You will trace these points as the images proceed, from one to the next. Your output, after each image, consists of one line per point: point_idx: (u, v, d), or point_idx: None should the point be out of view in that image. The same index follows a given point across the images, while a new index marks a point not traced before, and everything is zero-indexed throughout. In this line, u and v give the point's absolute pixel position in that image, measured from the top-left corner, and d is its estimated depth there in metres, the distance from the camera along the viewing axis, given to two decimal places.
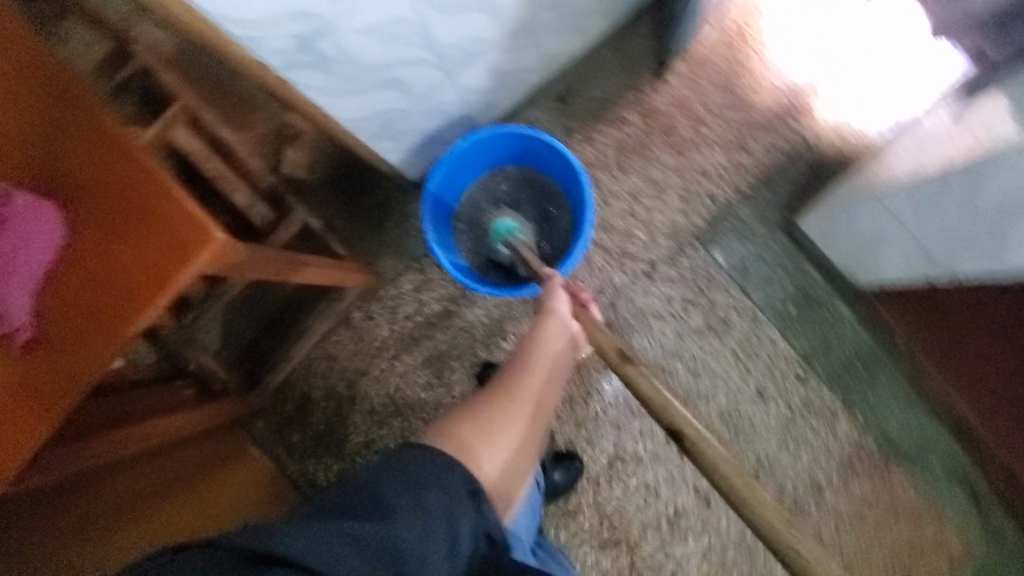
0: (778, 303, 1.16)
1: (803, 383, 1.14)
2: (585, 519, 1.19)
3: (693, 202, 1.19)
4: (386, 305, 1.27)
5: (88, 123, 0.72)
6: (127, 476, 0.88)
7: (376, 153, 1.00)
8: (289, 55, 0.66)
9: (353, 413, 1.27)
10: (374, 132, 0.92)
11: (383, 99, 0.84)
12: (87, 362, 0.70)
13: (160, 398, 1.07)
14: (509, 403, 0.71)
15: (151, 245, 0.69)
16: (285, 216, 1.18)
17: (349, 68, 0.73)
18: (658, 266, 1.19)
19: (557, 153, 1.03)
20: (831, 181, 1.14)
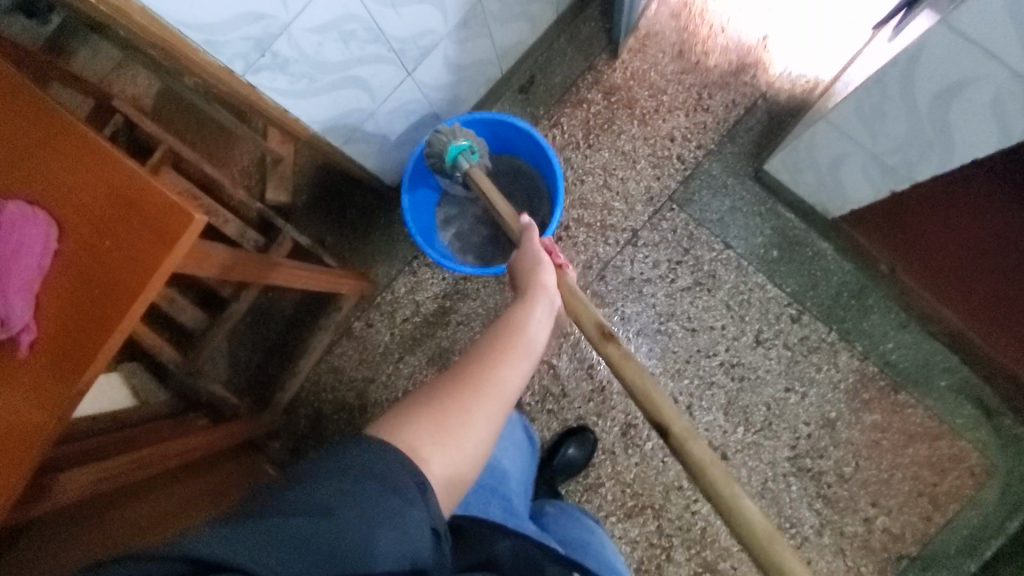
0: (762, 250, 1.19)
1: (799, 324, 1.16)
2: (607, 489, 1.20)
3: (665, 166, 1.22)
4: (384, 311, 1.30)
5: (42, 120, 0.66)
6: (147, 498, 0.90)
7: (350, 158, 1.04)
8: (251, 59, 0.71)
9: (365, 421, 1.28)
10: (345, 135, 0.96)
11: (346, 99, 0.88)
12: (62, 383, 0.62)
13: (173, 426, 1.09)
14: (472, 390, 0.60)
15: (126, 241, 0.63)
16: (275, 238, 1.22)
17: (310, 68, 0.78)
18: (640, 232, 1.22)
19: (522, 133, 1.07)
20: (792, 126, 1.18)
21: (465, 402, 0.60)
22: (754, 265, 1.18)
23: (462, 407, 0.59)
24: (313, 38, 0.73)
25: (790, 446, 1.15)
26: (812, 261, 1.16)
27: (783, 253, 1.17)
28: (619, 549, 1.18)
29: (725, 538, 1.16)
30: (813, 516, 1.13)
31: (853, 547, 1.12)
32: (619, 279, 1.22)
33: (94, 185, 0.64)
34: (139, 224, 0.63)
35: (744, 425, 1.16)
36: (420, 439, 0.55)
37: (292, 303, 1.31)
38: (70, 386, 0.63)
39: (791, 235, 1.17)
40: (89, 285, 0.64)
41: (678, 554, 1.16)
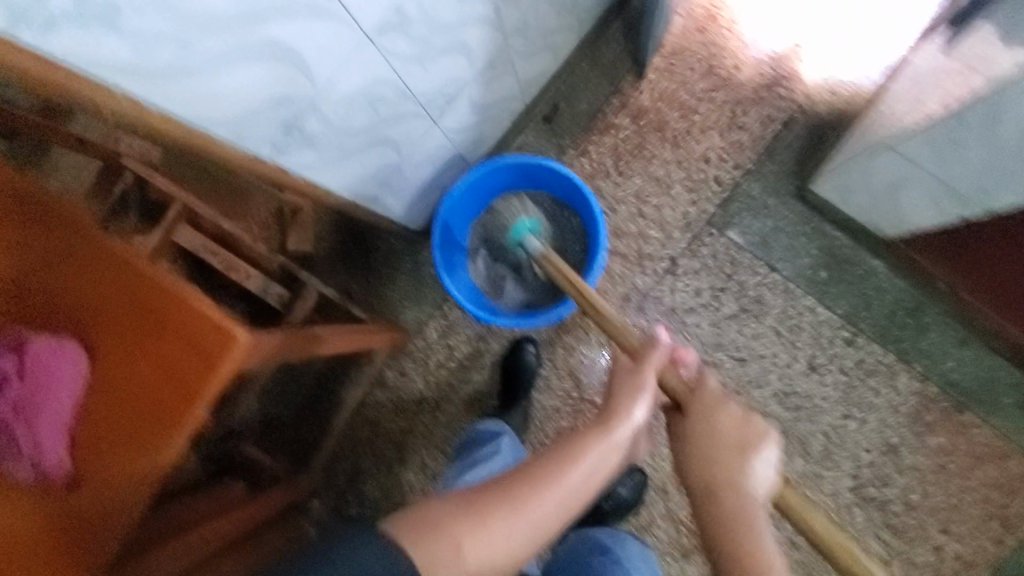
0: (810, 271, 1.13)
1: (853, 347, 1.11)
2: (662, 529, 1.15)
3: (700, 190, 1.18)
4: (416, 357, 1.25)
5: (79, 236, 0.64)
6: None
7: (377, 212, 0.99)
8: (276, 139, 0.66)
9: (405, 472, 1.24)
10: (373, 193, 0.91)
11: (373, 163, 0.83)
12: (113, 512, 0.59)
13: (216, 496, 1.06)
14: (520, 492, 0.61)
15: (169, 357, 0.59)
16: (301, 291, 1.18)
17: (337, 140, 0.73)
18: (678, 260, 1.17)
19: (555, 172, 1.03)
20: (834, 140, 1.13)
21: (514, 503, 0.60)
22: (803, 288, 1.13)
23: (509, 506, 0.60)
24: (339, 112, 0.68)
25: (851, 475, 1.10)
26: (864, 280, 1.11)
27: (832, 273, 1.12)
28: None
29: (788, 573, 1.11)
30: (880, 546, 1.09)
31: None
32: (661, 310, 1.17)
33: (132, 301, 0.61)
34: (179, 339, 0.59)
35: (802, 455, 1.11)
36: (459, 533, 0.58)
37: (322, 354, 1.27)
38: (122, 514, 0.59)
39: (840, 254, 1.12)
40: (133, 406, 0.60)
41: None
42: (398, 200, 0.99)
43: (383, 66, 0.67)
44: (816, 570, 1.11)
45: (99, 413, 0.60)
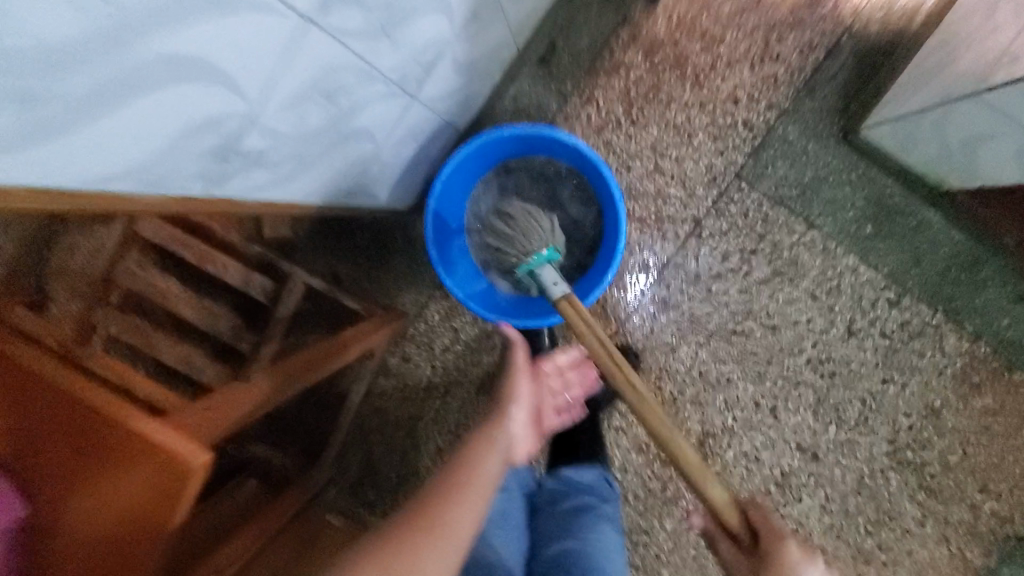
0: (852, 225, 1.02)
1: (897, 307, 1.02)
2: (688, 501, 1.11)
3: (727, 137, 1.02)
4: (420, 342, 1.17)
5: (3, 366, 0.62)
6: None
7: (363, 203, 0.87)
8: (211, 164, 0.55)
9: (420, 459, 1.18)
10: (353, 187, 0.79)
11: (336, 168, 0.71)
12: None
13: (230, 504, 1.02)
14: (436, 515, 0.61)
15: (121, 486, 0.59)
16: (287, 282, 1.07)
17: (289, 152, 0.60)
18: (702, 221, 1.04)
19: (562, 146, 0.93)
20: (885, 69, 0.97)
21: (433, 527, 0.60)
22: (843, 244, 1.02)
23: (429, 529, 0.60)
24: (291, 121, 0.56)
25: (888, 440, 1.05)
26: (916, 232, 1.01)
27: (879, 227, 1.01)
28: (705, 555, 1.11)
29: (818, 537, 1.08)
30: (914, 507, 1.05)
31: (958, 534, 1.04)
32: (685, 278, 1.06)
33: (66, 424, 0.60)
34: (130, 469, 0.58)
35: (837, 422, 1.05)
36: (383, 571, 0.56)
37: None
38: None
39: (889, 204, 1.01)
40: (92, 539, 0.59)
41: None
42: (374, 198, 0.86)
43: (336, 55, 0.52)
44: (847, 532, 1.07)
45: (59, 535, 0.60)
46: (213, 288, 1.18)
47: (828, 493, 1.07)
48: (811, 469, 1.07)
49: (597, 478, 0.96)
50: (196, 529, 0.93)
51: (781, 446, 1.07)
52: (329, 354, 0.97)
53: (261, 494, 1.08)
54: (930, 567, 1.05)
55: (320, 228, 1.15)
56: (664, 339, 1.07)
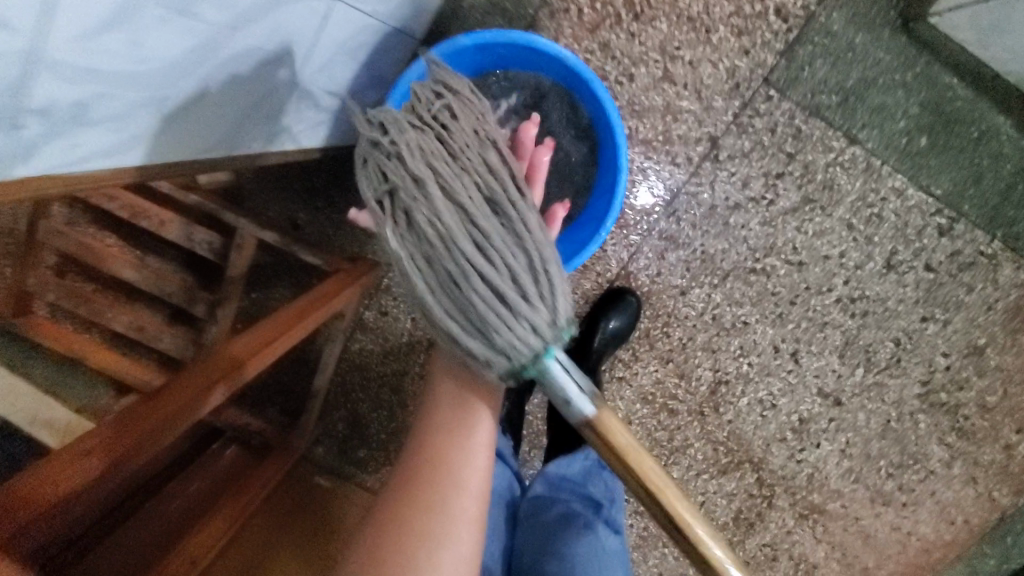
0: (902, 138, 0.84)
1: (948, 235, 0.86)
2: (698, 449, 0.98)
3: (755, 31, 0.83)
4: (398, 293, 1.04)
5: None
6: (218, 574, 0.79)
7: (296, 139, 0.76)
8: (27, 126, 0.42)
9: (409, 416, 1.09)
10: (267, 117, 0.67)
11: (196, 115, 0.57)
12: None
13: (201, 477, 0.94)
14: (446, 471, 0.46)
15: None
16: (238, 231, 0.93)
17: (116, 97, 0.47)
18: (721, 140, 0.86)
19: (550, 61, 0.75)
20: None
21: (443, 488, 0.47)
22: (890, 163, 0.85)
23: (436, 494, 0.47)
24: (117, 45, 0.43)
25: (921, 382, 0.94)
26: (978, 145, 0.83)
27: (934, 140, 0.83)
28: (713, 503, 1.00)
29: (836, 481, 0.98)
30: (942, 450, 0.96)
31: (987, 474, 0.96)
32: (699, 210, 0.89)
33: None
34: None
35: (865, 365, 0.94)
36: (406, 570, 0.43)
37: (284, 299, 1.06)
38: None
39: (949, 110, 0.82)
40: None
41: (781, 502, 0.98)
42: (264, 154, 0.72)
43: None
44: (867, 475, 0.98)
45: None
46: (156, 243, 1.03)
47: (850, 438, 0.97)
48: (834, 414, 0.96)
49: (591, 463, 0.73)
50: (165, 515, 0.84)
51: (802, 392, 0.96)
52: (297, 319, 0.81)
53: (242, 460, 1.01)
54: (953, 507, 0.97)
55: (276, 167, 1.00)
56: (673, 281, 0.93)
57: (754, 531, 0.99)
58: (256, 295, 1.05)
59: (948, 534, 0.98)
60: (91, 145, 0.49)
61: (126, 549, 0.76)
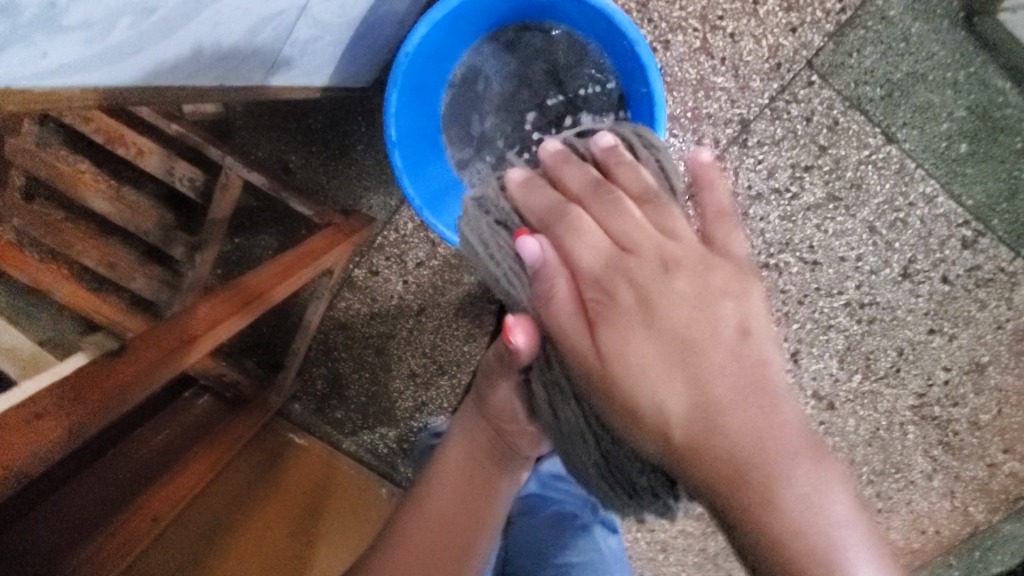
0: (941, 142, 0.79)
1: (970, 248, 0.83)
2: None
3: (806, 8, 0.77)
4: (390, 254, 0.98)
5: None
6: (183, 522, 0.77)
7: (294, 73, 0.69)
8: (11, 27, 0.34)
9: (392, 380, 1.05)
10: (266, 42, 0.59)
11: (180, 29, 0.48)
12: None
13: (171, 424, 0.90)
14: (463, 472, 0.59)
15: None
16: (225, 168, 0.86)
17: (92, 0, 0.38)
18: (752, 123, 0.81)
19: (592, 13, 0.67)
20: None
21: (762, 499, 0.36)
22: (925, 166, 0.80)
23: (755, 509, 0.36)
24: None
25: (917, 394, 0.91)
26: (1019, 156, 0.79)
27: (975, 147, 0.79)
28: None
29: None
30: (927, 462, 0.94)
31: (966, 489, 0.94)
32: None
33: None
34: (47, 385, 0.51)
35: (863, 372, 0.91)
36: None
37: (268, 247, 1.00)
38: None
39: (996, 118, 0.78)
40: None
41: None
42: (250, 80, 0.64)
43: None
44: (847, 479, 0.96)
45: None
46: (136, 173, 0.95)
47: (835, 442, 0.95)
48: (824, 418, 0.94)
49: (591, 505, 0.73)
50: (123, 469, 0.79)
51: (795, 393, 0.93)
52: (285, 270, 0.77)
53: (216, 410, 0.96)
54: (925, 517, 0.96)
55: (272, 104, 0.92)
56: None
57: None
58: (240, 240, 1.00)
59: (917, 543, 0.97)
60: (58, 56, 0.40)
61: (91, 493, 0.74)
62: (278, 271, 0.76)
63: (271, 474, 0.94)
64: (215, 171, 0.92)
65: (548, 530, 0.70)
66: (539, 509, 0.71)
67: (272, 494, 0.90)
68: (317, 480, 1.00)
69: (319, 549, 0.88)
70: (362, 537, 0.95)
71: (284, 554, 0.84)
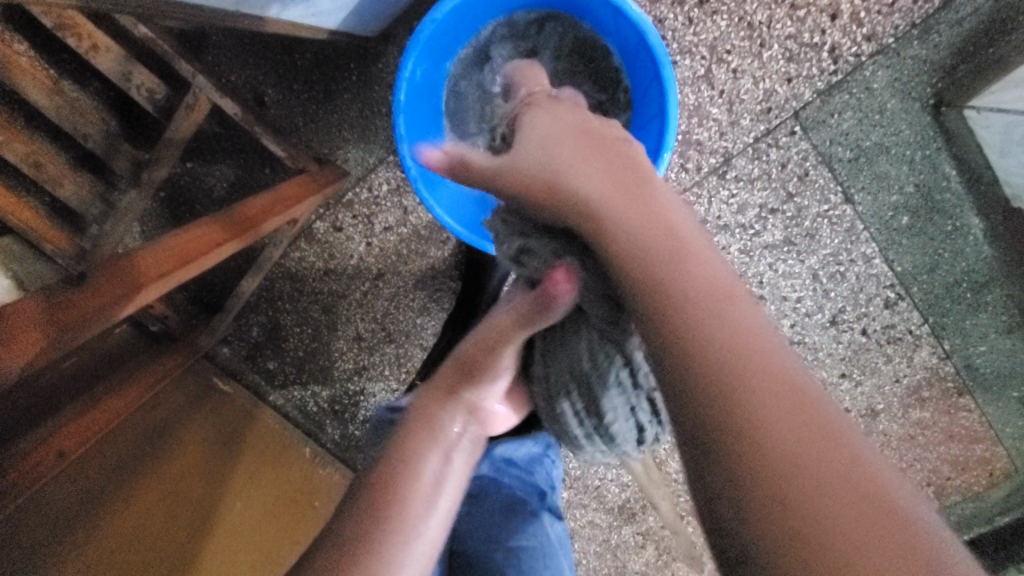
0: (888, 210, 0.87)
1: (892, 309, 0.91)
2: None
3: (805, 63, 0.83)
4: (358, 212, 0.95)
5: None
6: (107, 444, 0.74)
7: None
8: None
9: (336, 339, 1.01)
10: None
11: None
12: None
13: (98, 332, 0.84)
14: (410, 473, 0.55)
15: None
16: (194, 85, 0.78)
17: None
18: (734, 158, 0.86)
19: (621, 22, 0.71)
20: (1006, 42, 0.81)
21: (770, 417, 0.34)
22: (870, 230, 0.88)
23: (775, 438, 0.33)
24: None
25: None
26: (947, 237, 0.88)
27: (915, 221, 0.87)
28: (606, 488, 1.03)
29: None
30: None
31: None
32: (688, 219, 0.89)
33: None
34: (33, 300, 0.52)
35: None
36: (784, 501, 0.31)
37: (225, 179, 0.93)
38: None
39: (937, 200, 0.86)
40: None
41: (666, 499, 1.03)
42: (267, 8, 0.68)
43: None
44: None
45: None
46: (82, 67, 0.84)
47: None
48: None
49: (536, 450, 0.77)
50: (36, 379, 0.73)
51: None
52: (259, 215, 0.76)
53: (138, 343, 0.89)
54: None
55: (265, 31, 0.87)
56: None
57: (634, 520, 1.03)
58: (192, 165, 0.93)
59: None
60: None
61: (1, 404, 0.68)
62: (259, 215, 0.76)
63: (201, 409, 0.93)
64: (181, 87, 0.84)
65: (501, 513, 0.72)
66: (492, 494, 0.73)
67: (200, 426, 0.89)
68: (241, 416, 0.99)
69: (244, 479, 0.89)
70: (280, 499, 0.93)
71: (210, 487, 0.84)
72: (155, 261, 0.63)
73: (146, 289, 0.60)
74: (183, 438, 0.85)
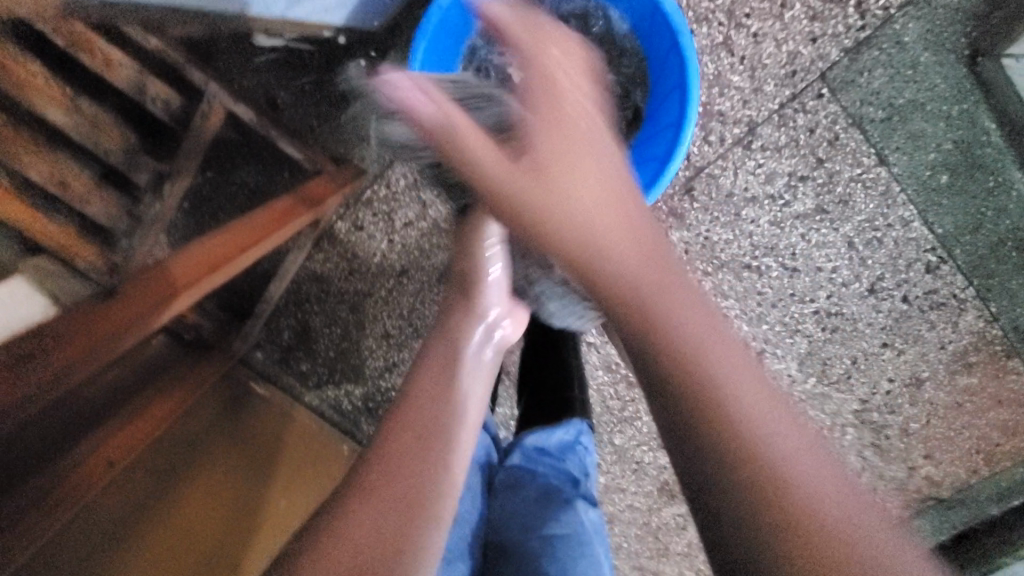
0: (925, 170, 0.84)
1: (932, 273, 0.88)
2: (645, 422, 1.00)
3: (830, 20, 0.80)
4: (379, 210, 0.95)
5: None
6: (152, 453, 0.76)
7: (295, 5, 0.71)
8: None
9: (365, 337, 1.01)
10: None
11: None
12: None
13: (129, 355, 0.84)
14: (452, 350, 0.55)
15: None
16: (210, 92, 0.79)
17: None
18: (759, 127, 0.84)
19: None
20: None
21: (693, 369, 0.36)
22: (908, 192, 0.85)
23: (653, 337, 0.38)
24: None
25: (861, 399, 0.96)
26: (990, 195, 0.83)
27: (953, 180, 0.84)
28: (645, 470, 1.03)
29: None
30: (858, 461, 0.99)
31: (886, 488, 1.00)
32: (715, 193, 0.87)
33: None
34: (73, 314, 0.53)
35: (818, 375, 0.95)
36: (654, 338, 0.38)
37: (247, 184, 0.94)
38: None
39: (978, 156, 0.82)
40: None
41: None
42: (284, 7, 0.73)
43: None
44: None
45: None
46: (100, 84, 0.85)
47: None
48: None
49: (569, 436, 0.79)
50: (82, 395, 0.75)
51: None
52: (280, 218, 0.77)
53: (172, 351, 0.90)
54: None
55: None
56: (693, 255, 0.90)
57: (674, 501, 1.02)
58: (214, 174, 0.94)
59: None
60: None
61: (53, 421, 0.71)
62: (282, 220, 0.77)
63: (241, 413, 0.94)
64: (196, 96, 0.84)
65: (535, 503, 0.72)
66: (527, 483, 0.74)
67: (241, 429, 0.91)
68: (281, 417, 1.00)
69: (282, 476, 0.90)
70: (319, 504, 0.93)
71: (253, 486, 0.85)
72: (186, 269, 0.64)
73: (178, 297, 0.61)
74: (224, 442, 0.86)
